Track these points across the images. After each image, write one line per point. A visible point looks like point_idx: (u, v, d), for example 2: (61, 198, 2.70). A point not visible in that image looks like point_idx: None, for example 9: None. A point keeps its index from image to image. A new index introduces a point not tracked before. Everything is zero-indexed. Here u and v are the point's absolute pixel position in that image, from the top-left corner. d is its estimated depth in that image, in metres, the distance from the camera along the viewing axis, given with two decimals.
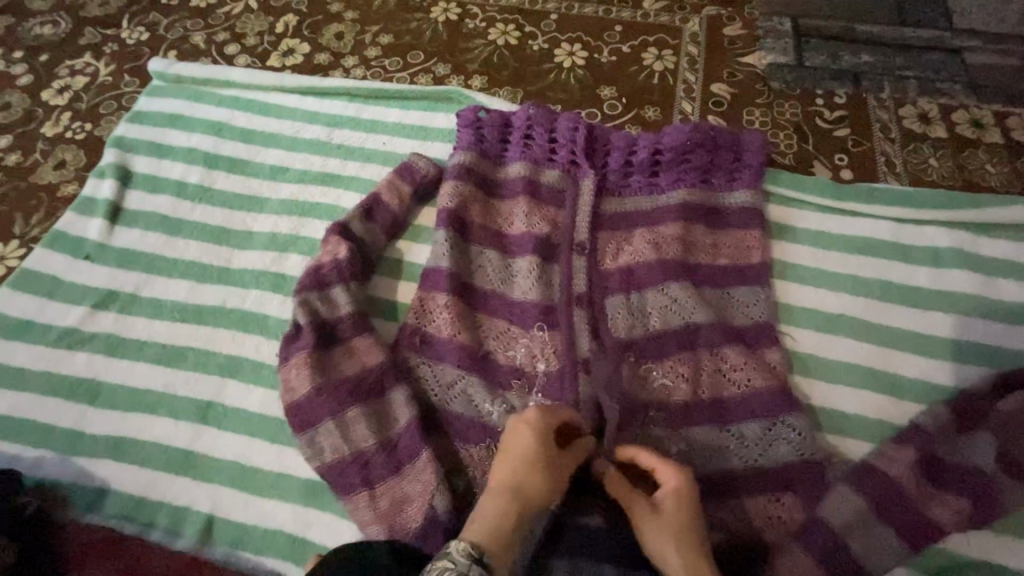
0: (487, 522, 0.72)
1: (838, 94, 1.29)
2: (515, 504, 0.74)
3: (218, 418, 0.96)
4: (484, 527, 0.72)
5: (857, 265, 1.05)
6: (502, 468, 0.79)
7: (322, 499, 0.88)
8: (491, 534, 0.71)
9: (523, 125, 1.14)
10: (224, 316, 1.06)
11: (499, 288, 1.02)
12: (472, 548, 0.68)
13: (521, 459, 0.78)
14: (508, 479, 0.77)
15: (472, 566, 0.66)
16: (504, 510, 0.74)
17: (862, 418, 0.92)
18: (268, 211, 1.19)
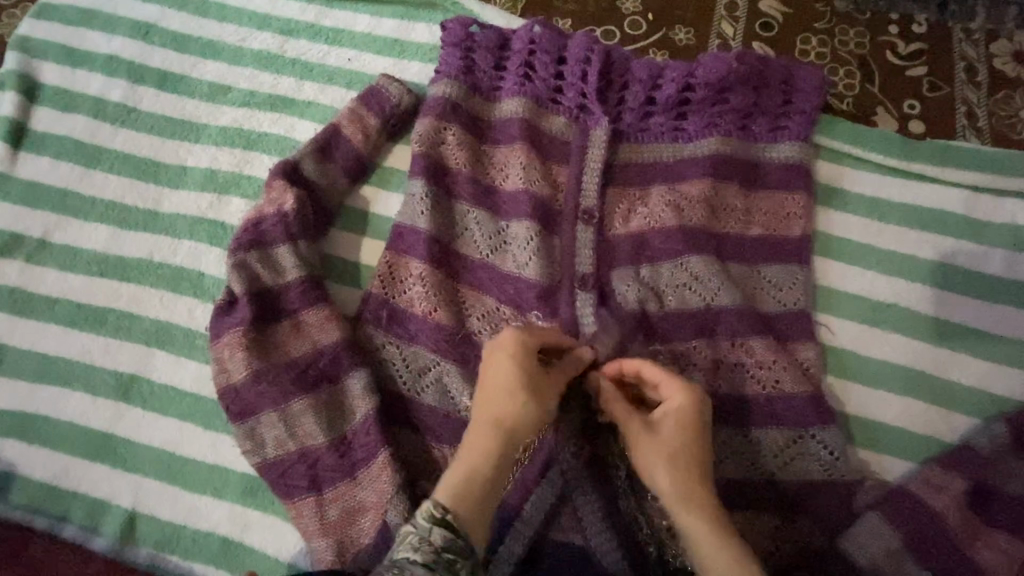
0: (460, 476, 0.62)
1: (917, 22, 1.03)
2: (495, 445, 0.63)
3: (143, 397, 0.81)
4: (452, 477, 0.62)
5: (917, 243, 0.87)
6: (483, 399, 0.66)
7: (263, 500, 0.75)
8: (460, 488, 0.61)
9: (524, 48, 0.91)
10: (150, 272, 0.88)
11: (482, 252, 0.83)
12: (439, 507, 0.59)
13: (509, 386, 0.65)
14: (489, 416, 0.65)
15: (436, 528, 0.57)
16: (483, 453, 0.63)
17: (901, 431, 0.78)
18: (205, 142, 0.97)
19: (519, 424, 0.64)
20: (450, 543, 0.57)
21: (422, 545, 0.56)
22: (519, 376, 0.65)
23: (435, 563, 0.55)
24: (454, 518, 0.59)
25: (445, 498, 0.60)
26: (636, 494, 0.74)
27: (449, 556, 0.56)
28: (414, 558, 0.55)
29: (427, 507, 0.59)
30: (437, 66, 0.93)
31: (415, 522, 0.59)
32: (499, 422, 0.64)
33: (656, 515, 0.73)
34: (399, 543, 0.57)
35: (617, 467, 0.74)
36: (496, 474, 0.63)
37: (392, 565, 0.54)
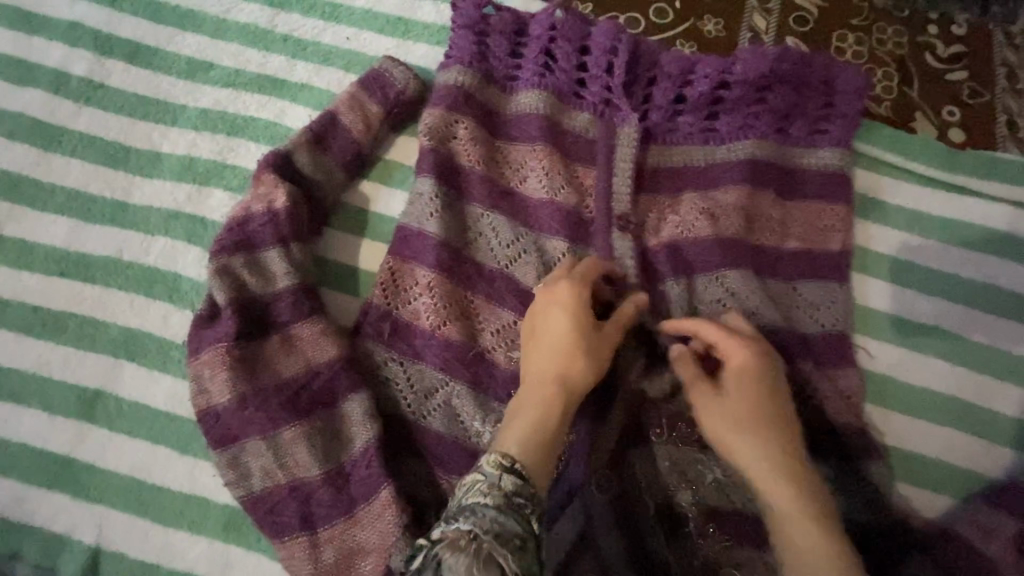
0: (526, 427, 0.58)
1: (957, 22, 0.97)
2: (559, 397, 0.61)
3: (109, 416, 0.72)
4: (517, 426, 0.59)
5: (960, 261, 0.81)
6: (537, 354, 0.65)
7: (247, 536, 0.67)
8: (528, 435, 0.58)
9: (544, 34, 0.82)
10: (118, 272, 0.78)
11: (497, 261, 0.75)
12: (508, 455, 0.55)
13: (567, 337, 0.64)
14: (550, 369, 0.63)
15: (506, 475, 0.54)
16: (545, 401, 0.60)
17: (941, 463, 0.74)
18: (182, 125, 0.86)
19: (578, 373, 0.63)
20: (521, 489, 0.53)
21: (492, 490, 0.53)
22: (573, 330, 0.64)
23: (506, 508, 0.52)
24: (526, 465, 0.55)
25: (515, 447, 0.57)
26: (664, 534, 0.68)
27: (519, 501, 0.53)
28: (485, 501, 0.52)
29: (494, 456, 0.55)
30: (447, 50, 0.84)
31: (482, 468, 0.55)
32: (558, 372, 0.62)
33: (690, 556, 0.67)
34: (466, 489, 0.54)
35: (644, 502, 0.68)
36: (563, 426, 0.60)
37: (462, 509, 0.52)
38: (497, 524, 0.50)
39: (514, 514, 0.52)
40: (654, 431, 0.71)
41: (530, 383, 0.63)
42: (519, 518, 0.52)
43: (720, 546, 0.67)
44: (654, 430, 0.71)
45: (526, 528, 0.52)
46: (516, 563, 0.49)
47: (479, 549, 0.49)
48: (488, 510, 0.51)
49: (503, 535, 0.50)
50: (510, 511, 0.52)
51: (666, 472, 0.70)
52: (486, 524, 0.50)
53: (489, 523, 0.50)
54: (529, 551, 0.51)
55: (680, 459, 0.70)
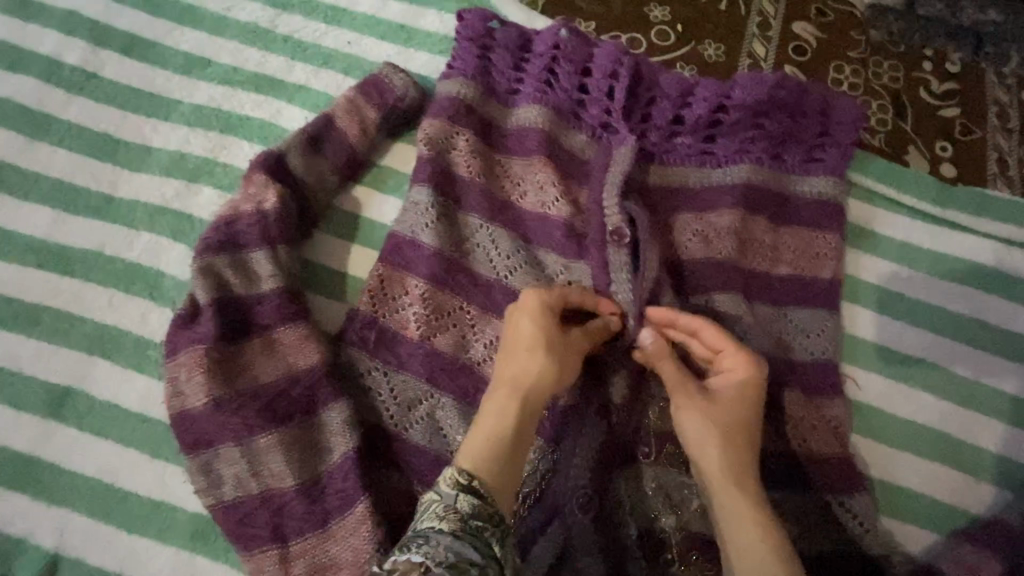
0: (479, 440, 0.57)
1: (951, 60, 0.99)
2: (517, 408, 0.60)
3: (78, 415, 0.69)
4: (475, 440, 0.58)
5: (948, 295, 0.81)
6: (502, 365, 0.63)
7: (215, 546, 0.64)
8: (485, 452, 0.57)
9: (547, 50, 0.82)
10: (99, 266, 0.76)
11: (498, 273, 0.74)
12: (463, 473, 0.55)
13: (532, 349, 0.62)
14: (511, 380, 0.61)
15: (462, 493, 0.53)
16: (504, 416, 0.59)
17: (925, 498, 0.73)
18: (175, 120, 0.85)
19: (539, 388, 0.61)
20: (477, 512, 0.53)
21: (448, 513, 0.52)
22: (540, 340, 0.63)
23: (462, 531, 0.51)
24: (479, 483, 0.55)
25: (468, 463, 0.56)
26: (644, 556, 0.67)
27: (477, 524, 0.52)
28: (440, 527, 0.50)
29: (450, 474, 0.55)
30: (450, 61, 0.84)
31: (438, 489, 0.54)
32: (519, 386, 0.61)
33: None
34: (422, 511, 0.53)
35: (627, 526, 0.67)
36: (520, 438, 0.59)
37: (416, 535, 0.50)
38: (451, 551, 0.49)
39: (471, 538, 0.51)
40: (642, 450, 0.70)
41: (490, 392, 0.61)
42: (477, 542, 0.51)
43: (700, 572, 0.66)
44: (642, 450, 0.70)
45: (486, 553, 0.50)
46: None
47: None
48: (443, 536, 0.50)
49: (456, 564, 0.48)
50: (465, 534, 0.50)
51: (651, 495, 0.68)
52: (440, 555, 0.48)
53: (443, 553, 0.48)
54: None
55: (666, 482, 0.69)
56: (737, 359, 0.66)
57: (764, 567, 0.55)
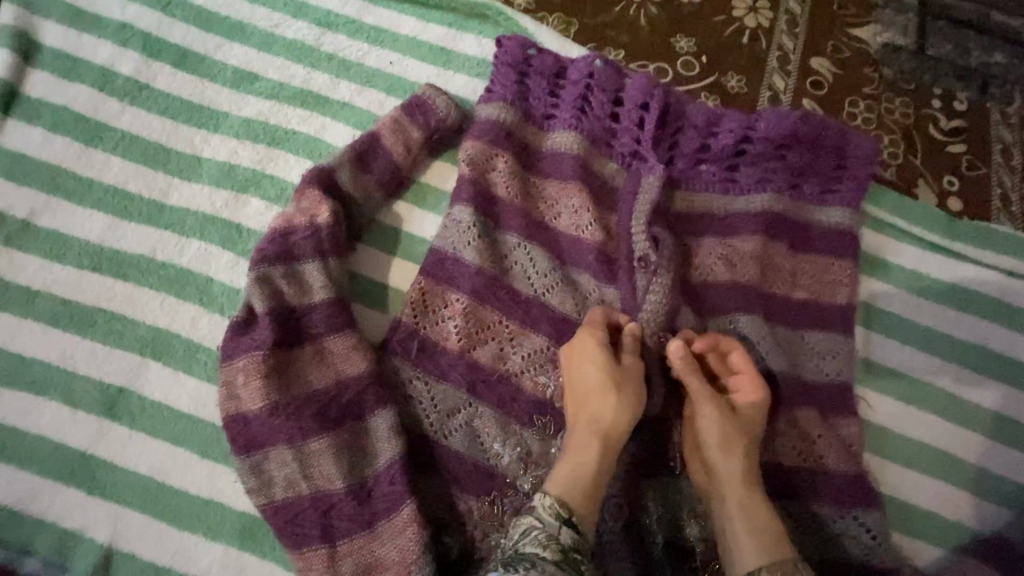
0: (569, 477, 0.64)
1: (958, 99, 1.05)
2: (599, 446, 0.66)
3: (132, 414, 0.72)
4: (565, 477, 0.64)
5: (954, 322, 0.86)
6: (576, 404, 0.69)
7: (263, 544, 0.67)
8: (580, 490, 0.63)
9: (582, 79, 0.86)
10: (150, 271, 0.79)
11: (534, 289, 0.78)
12: (563, 505, 0.61)
13: (609, 393, 0.68)
14: (589, 423, 0.67)
15: (563, 526, 0.60)
16: (591, 454, 0.65)
17: (932, 515, 0.78)
18: (225, 132, 0.89)
19: (617, 428, 0.67)
20: (576, 543, 0.60)
21: (550, 542, 0.59)
22: (617, 384, 0.68)
23: (563, 561, 0.58)
24: (576, 517, 0.61)
25: (565, 495, 0.62)
26: (670, 563, 0.71)
27: (575, 555, 0.60)
28: (545, 554, 0.58)
29: (550, 505, 0.61)
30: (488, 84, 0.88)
31: (540, 515, 0.61)
32: (599, 426, 0.67)
33: None
34: (524, 536, 0.60)
35: (655, 535, 0.71)
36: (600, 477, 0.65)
37: (522, 557, 0.57)
38: None
39: (570, 568, 0.58)
40: (669, 463, 0.74)
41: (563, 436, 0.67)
42: (575, 571, 0.58)
43: None
44: (668, 463, 0.74)
45: None
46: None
47: None
48: (546, 563, 0.57)
49: None
50: (566, 566, 0.58)
51: (678, 506, 0.72)
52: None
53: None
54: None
55: (692, 494, 0.72)
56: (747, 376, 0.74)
57: (775, 549, 0.63)
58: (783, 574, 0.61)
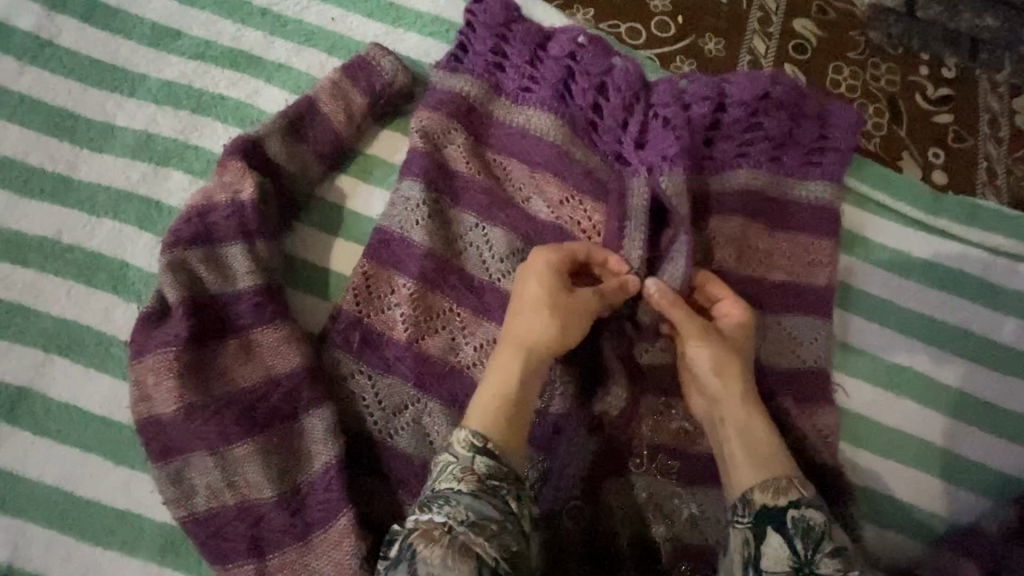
0: (488, 400, 0.59)
1: (946, 65, 0.98)
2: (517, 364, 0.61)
3: (34, 417, 0.64)
4: (483, 401, 0.60)
5: (936, 304, 0.82)
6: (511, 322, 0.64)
7: (187, 558, 0.61)
8: (498, 413, 0.59)
9: (563, 56, 0.77)
10: (55, 256, 0.70)
11: (489, 272, 0.71)
12: (476, 435, 0.57)
13: (539, 309, 0.63)
14: (517, 339, 0.62)
15: (478, 456, 0.56)
16: (513, 375, 0.61)
17: (908, 506, 0.75)
18: (141, 96, 0.78)
19: (545, 345, 0.62)
20: (493, 471, 0.56)
21: (465, 474, 0.55)
22: (548, 299, 0.63)
23: (481, 491, 0.54)
24: (490, 442, 0.57)
25: (479, 423, 0.58)
26: (635, 566, 0.66)
27: (494, 483, 0.55)
28: (459, 488, 0.54)
29: (464, 436, 0.57)
30: (458, 48, 0.79)
31: (453, 451, 0.57)
32: (524, 342, 0.62)
33: None
34: (439, 474, 0.56)
35: (618, 537, 0.66)
36: (527, 398, 0.61)
37: (437, 495, 0.53)
38: (471, 510, 0.52)
39: (489, 497, 0.54)
40: (634, 461, 0.69)
41: (495, 356, 0.63)
42: (495, 501, 0.54)
43: None
44: (633, 461, 0.69)
45: (502, 510, 0.54)
46: (492, 547, 0.51)
47: (454, 540, 0.50)
48: (463, 497, 0.53)
49: (478, 523, 0.51)
50: (484, 495, 0.54)
51: (643, 506, 0.68)
52: (462, 514, 0.52)
53: (464, 512, 0.52)
54: (506, 531, 0.53)
55: (658, 492, 0.68)
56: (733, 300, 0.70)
57: (771, 466, 0.59)
58: (773, 488, 0.57)
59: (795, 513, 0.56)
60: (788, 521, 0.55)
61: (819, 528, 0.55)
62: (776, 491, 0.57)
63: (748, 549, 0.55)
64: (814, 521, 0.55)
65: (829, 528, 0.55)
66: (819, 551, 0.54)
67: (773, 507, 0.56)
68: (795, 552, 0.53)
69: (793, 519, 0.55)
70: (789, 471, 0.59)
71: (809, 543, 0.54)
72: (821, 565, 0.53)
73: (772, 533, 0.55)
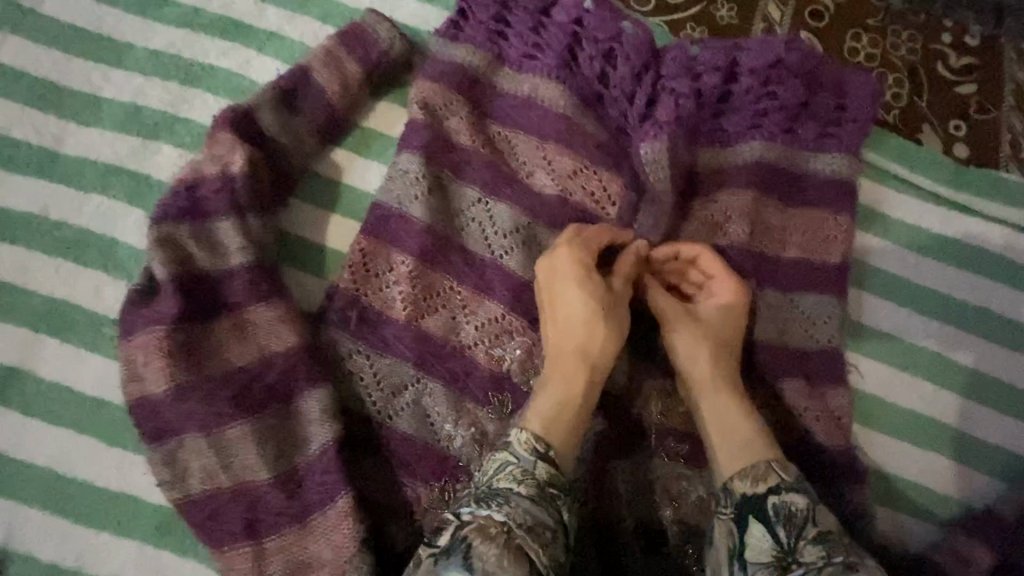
0: (548, 408, 0.58)
1: (971, 32, 0.94)
2: (578, 372, 0.60)
3: (24, 398, 0.63)
4: (543, 410, 0.58)
5: (955, 282, 0.79)
6: (557, 329, 0.63)
7: (183, 540, 0.60)
8: (562, 423, 0.57)
9: (569, 22, 0.73)
10: (42, 233, 0.68)
11: (491, 249, 0.68)
12: (540, 440, 0.56)
13: (592, 316, 0.62)
14: (575, 348, 0.61)
15: (540, 461, 0.55)
16: (571, 383, 0.59)
17: (923, 490, 0.73)
18: (127, 67, 0.75)
19: (601, 353, 0.61)
20: (553, 479, 0.55)
21: (526, 477, 0.54)
22: (598, 306, 0.62)
23: (539, 497, 0.53)
24: (555, 449, 0.56)
25: (541, 430, 0.57)
26: (641, 549, 0.65)
27: (550, 491, 0.54)
28: (520, 490, 0.52)
29: (525, 438, 0.56)
30: (459, 14, 0.75)
31: (514, 451, 0.56)
32: (584, 352, 0.61)
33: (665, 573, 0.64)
34: (496, 472, 0.55)
35: (623, 520, 0.65)
36: (589, 407, 0.60)
37: (496, 493, 0.52)
38: (529, 514, 0.51)
39: (547, 505, 0.53)
40: (641, 443, 0.67)
41: (552, 362, 0.61)
42: (552, 509, 0.53)
43: (697, 567, 0.64)
44: (640, 442, 0.67)
45: (557, 519, 0.53)
46: (545, 554, 0.50)
47: (510, 541, 0.49)
48: (523, 500, 0.52)
49: (536, 528, 0.50)
50: (542, 501, 0.53)
51: (650, 488, 0.66)
52: (520, 517, 0.50)
53: (523, 514, 0.51)
54: (557, 542, 0.52)
55: (665, 475, 0.66)
56: (728, 282, 0.67)
57: (750, 451, 0.57)
58: (752, 474, 0.55)
59: (777, 499, 0.53)
60: (769, 508, 0.53)
61: (802, 515, 0.52)
62: (756, 478, 0.55)
63: (732, 540, 0.54)
64: (796, 506, 0.53)
65: (813, 515, 0.52)
66: (802, 538, 0.51)
67: (752, 495, 0.54)
68: (776, 540, 0.51)
69: (774, 506, 0.53)
70: (770, 457, 0.57)
71: (791, 530, 0.52)
72: (804, 553, 0.50)
73: (754, 522, 0.53)
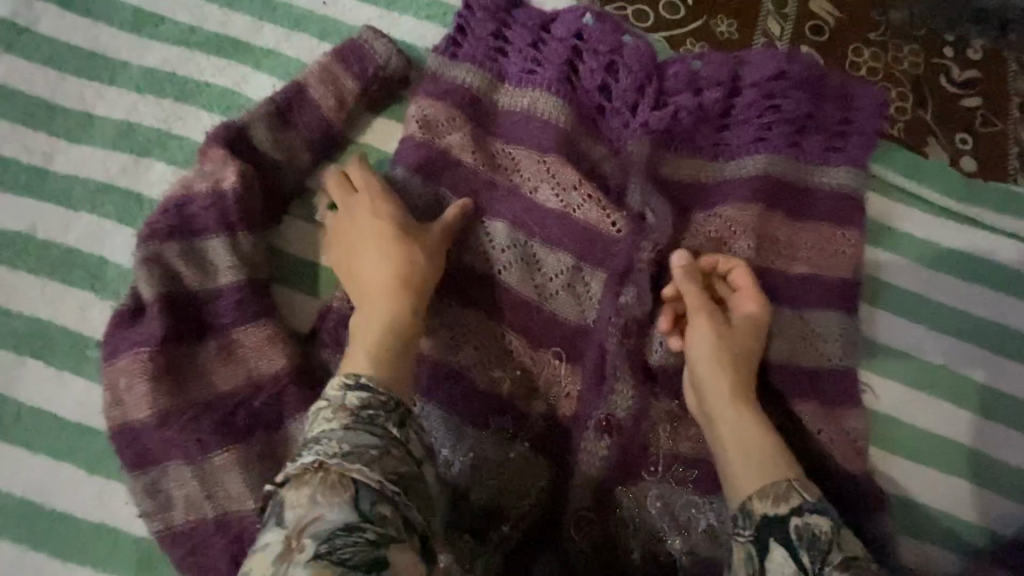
0: (362, 341, 0.55)
1: (974, 46, 0.93)
2: (392, 296, 0.57)
3: (0, 422, 0.60)
4: (360, 343, 0.54)
5: (970, 298, 0.76)
6: (358, 263, 0.61)
7: (163, 574, 0.57)
8: (376, 349, 0.54)
9: (568, 37, 0.72)
10: (28, 252, 0.66)
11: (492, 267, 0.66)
12: (353, 375, 0.51)
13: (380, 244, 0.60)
14: (365, 280, 0.59)
15: (349, 392, 0.49)
16: (379, 308, 0.57)
17: (944, 517, 0.69)
18: (121, 85, 0.74)
19: (406, 278, 0.59)
20: (368, 401, 0.48)
21: (340, 412, 0.48)
22: (392, 238, 0.60)
23: (347, 430, 0.46)
24: (364, 373, 0.51)
25: (361, 364, 0.52)
26: None
27: (369, 413, 0.48)
28: (330, 426, 0.46)
29: (339, 379, 0.50)
30: (458, 31, 0.74)
31: (325, 395, 0.50)
32: (397, 277, 0.58)
33: None
34: (312, 421, 0.48)
35: (631, 551, 0.61)
36: (405, 332, 0.56)
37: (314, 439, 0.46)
38: (345, 442, 0.45)
39: (371, 428, 0.47)
40: (648, 469, 0.64)
41: (357, 301, 0.59)
42: (379, 431, 0.47)
43: None
44: (647, 469, 0.64)
45: (394, 451, 0.46)
46: (375, 470, 0.44)
47: (329, 477, 0.43)
48: (335, 432, 0.46)
49: (358, 453, 0.44)
50: (359, 424, 0.46)
51: (658, 517, 0.62)
52: (338, 448, 0.44)
53: (343, 445, 0.45)
54: (390, 456, 0.45)
55: (673, 502, 0.63)
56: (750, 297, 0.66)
57: (772, 469, 0.53)
58: (773, 493, 0.51)
59: (798, 520, 0.49)
60: (791, 531, 0.49)
61: (824, 538, 0.48)
62: (776, 497, 0.51)
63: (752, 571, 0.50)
64: (820, 528, 0.49)
65: (838, 537, 0.48)
66: (825, 563, 0.47)
67: (773, 515, 0.50)
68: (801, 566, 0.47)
69: (796, 528, 0.49)
70: (787, 473, 0.53)
71: (814, 555, 0.47)
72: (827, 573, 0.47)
73: (776, 546, 0.49)
